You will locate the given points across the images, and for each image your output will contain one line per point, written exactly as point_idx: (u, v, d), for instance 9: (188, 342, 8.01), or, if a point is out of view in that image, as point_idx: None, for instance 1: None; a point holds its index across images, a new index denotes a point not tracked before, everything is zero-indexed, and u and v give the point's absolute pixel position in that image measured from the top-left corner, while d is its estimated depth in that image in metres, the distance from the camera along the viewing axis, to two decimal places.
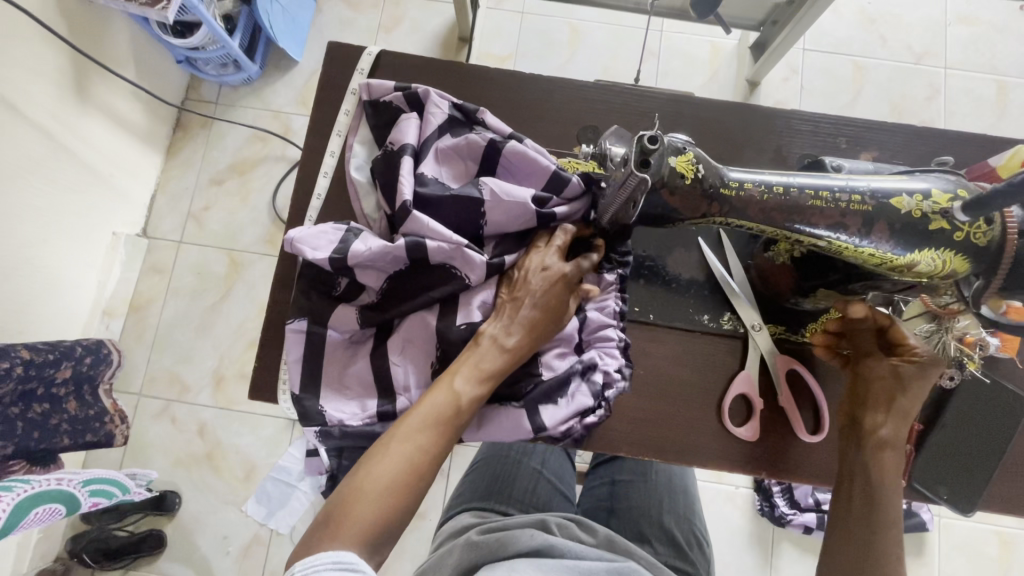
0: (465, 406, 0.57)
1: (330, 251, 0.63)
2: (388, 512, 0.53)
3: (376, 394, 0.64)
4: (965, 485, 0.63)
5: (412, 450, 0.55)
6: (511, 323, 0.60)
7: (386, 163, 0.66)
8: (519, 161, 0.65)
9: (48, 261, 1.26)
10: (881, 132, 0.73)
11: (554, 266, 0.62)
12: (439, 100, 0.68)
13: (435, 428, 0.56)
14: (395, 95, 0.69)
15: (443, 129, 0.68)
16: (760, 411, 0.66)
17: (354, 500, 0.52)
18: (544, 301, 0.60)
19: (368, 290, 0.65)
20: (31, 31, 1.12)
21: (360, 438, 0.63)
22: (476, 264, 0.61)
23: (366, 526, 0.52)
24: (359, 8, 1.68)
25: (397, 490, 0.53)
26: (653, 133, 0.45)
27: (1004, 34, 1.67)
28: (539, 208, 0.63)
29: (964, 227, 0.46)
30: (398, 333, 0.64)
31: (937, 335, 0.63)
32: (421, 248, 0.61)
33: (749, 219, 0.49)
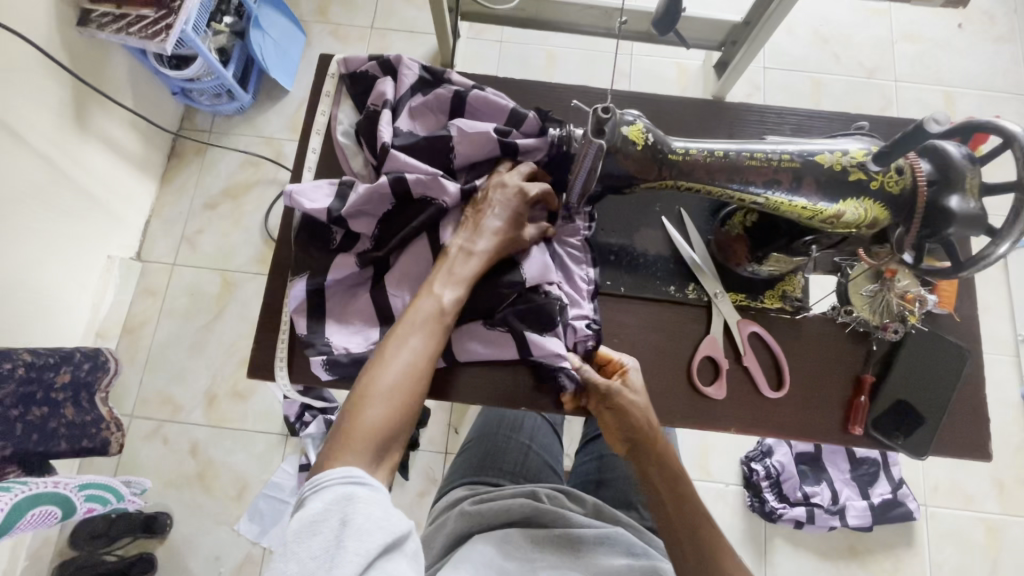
0: (448, 308, 0.63)
1: (327, 203, 0.69)
2: (393, 413, 0.56)
3: (378, 324, 0.70)
4: (917, 429, 0.69)
5: (407, 354, 0.59)
6: (483, 233, 0.65)
7: (367, 120, 0.73)
8: (482, 106, 0.73)
9: (45, 282, 1.30)
10: (820, 120, 0.81)
11: (512, 183, 0.67)
12: (410, 63, 0.75)
13: (420, 328, 0.61)
14: (370, 63, 0.77)
15: (415, 90, 0.75)
16: (726, 372, 0.71)
17: (360, 406, 0.55)
18: (510, 210, 0.66)
19: (363, 236, 0.70)
20: (36, 62, 1.19)
21: (368, 361, 0.68)
22: (451, 190, 0.68)
23: (375, 427, 0.55)
24: (347, 41, 1.79)
25: (397, 391, 0.57)
26: (606, 106, 0.52)
27: (945, 50, 1.81)
28: (501, 137, 0.70)
29: (878, 177, 0.53)
30: (394, 268, 0.69)
31: (881, 295, 0.69)
32: (402, 181, 0.67)
33: (695, 180, 0.55)
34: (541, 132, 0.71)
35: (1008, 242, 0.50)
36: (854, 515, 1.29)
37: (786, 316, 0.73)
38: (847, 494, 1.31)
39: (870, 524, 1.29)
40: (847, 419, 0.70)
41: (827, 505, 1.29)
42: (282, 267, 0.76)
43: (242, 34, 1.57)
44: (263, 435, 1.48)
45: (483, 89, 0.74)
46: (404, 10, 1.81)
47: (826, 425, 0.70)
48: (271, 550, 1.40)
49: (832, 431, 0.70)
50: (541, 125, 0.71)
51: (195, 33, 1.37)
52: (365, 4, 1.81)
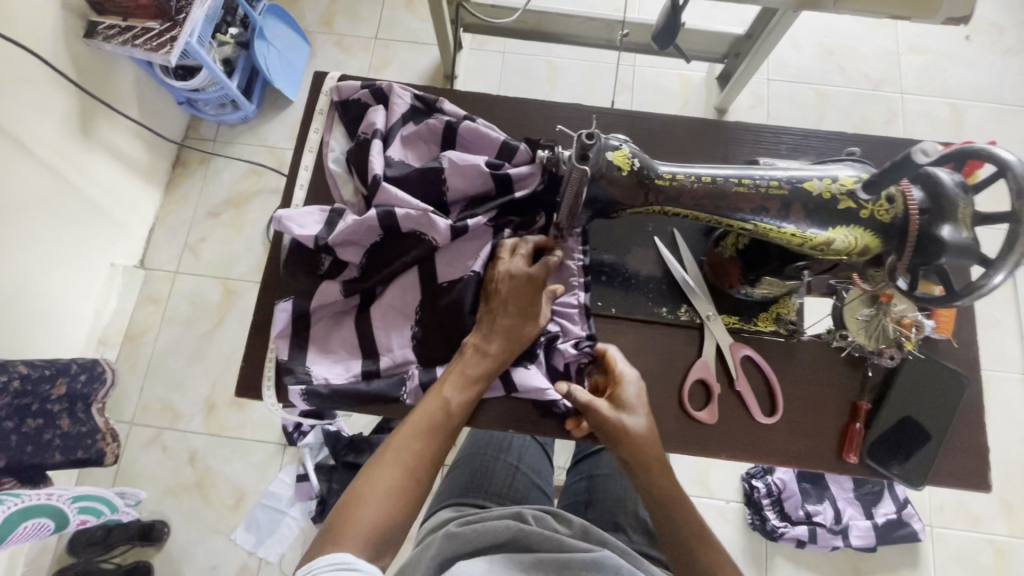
0: (454, 410, 0.64)
1: (317, 229, 0.70)
2: (387, 515, 0.57)
3: (360, 356, 0.70)
4: (912, 458, 0.67)
5: (407, 457, 0.61)
6: (491, 331, 0.65)
7: (359, 149, 0.73)
8: (474, 137, 0.74)
9: (47, 290, 1.31)
10: (817, 138, 0.80)
11: (520, 271, 0.66)
12: (402, 92, 0.76)
13: (427, 431, 0.62)
14: (362, 92, 0.77)
15: (407, 118, 0.76)
16: (718, 396, 0.70)
17: (356, 503, 0.57)
18: (513, 301, 0.66)
19: (351, 265, 0.71)
20: (43, 75, 1.21)
21: (347, 395, 0.68)
22: (441, 228, 0.67)
23: (368, 526, 0.56)
24: (350, 52, 1.80)
25: (395, 493, 0.59)
26: (591, 130, 0.51)
27: (952, 61, 1.80)
28: (493, 170, 0.70)
29: (868, 205, 0.52)
30: (382, 300, 0.70)
31: (876, 320, 0.68)
32: (392, 216, 0.67)
33: (682, 205, 0.55)
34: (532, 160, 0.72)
35: (1003, 271, 0.49)
36: (857, 535, 1.26)
37: (780, 338, 0.72)
38: (850, 513, 1.28)
39: (874, 545, 1.27)
40: (841, 446, 0.69)
41: (829, 525, 1.26)
42: (273, 285, 0.76)
43: (247, 46, 1.58)
44: (261, 444, 1.48)
45: (474, 120, 0.75)
46: (407, 21, 1.82)
47: (819, 452, 0.69)
48: (267, 561, 1.40)
49: (826, 458, 0.69)
50: (530, 157, 0.72)
51: (199, 46, 1.39)
52: (369, 15, 1.83)
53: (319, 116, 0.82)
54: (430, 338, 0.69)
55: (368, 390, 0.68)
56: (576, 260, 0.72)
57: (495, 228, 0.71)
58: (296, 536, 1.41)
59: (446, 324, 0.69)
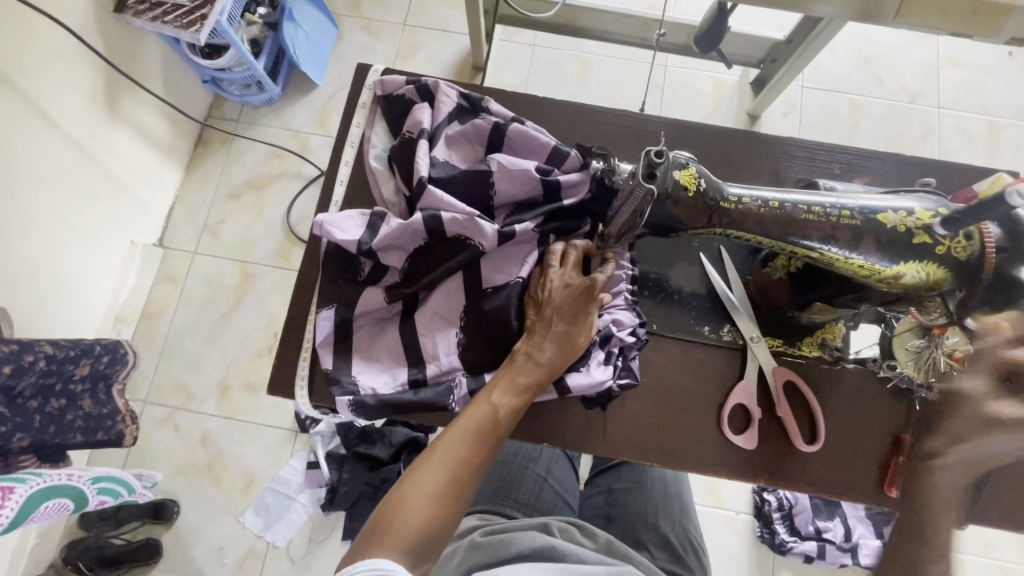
0: (502, 417, 0.62)
1: (359, 234, 0.69)
2: (433, 519, 0.56)
3: (405, 364, 0.69)
4: (955, 496, 0.65)
5: (454, 461, 0.59)
6: (542, 338, 0.64)
7: (403, 149, 0.72)
8: (522, 140, 0.72)
9: (68, 265, 1.30)
10: (873, 159, 0.77)
11: (575, 281, 0.66)
12: (448, 90, 0.74)
13: (476, 435, 0.61)
14: (407, 87, 0.75)
15: (452, 117, 0.74)
16: (759, 421, 0.69)
17: (401, 506, 0.56)
18: (568, 309, 0.65)
19: (392, 269, 0.70)
20: (72, 47, 1.19)
21: (393, 405, 0.66)
22: (488, 232, 0.65)
23: (414, 529, 0.55)
24: (378, 37, 1.77)
25: (441, 498, 0.57)
26: (660, 148, 0.49)
27: (993, 77, 1.74)
28: (543, 176, 0.69)
29: (944, 241, 0.50)
30: (426, 307, 0.69)
31: (927, 352, 0.66)
32: (438, 220, 0.66)
33: (746, 229, 0.53)
34: (583, 167, 0.71)
35: None
36: (867, 554, 1.26)
37: (824, 365, 0.70)
38: (860, 532, 1.27)
39: None
40: (880, 478, 0.67)
41: (839, 542, 1.26)
42: (309, 282, 0.75)
43: (275, 27, 1.56)
44: (274, 429, 1.48)
45: (523, 124, 0.73)
46: (438, 8, 1.79)
47: (859, 483, 0.67)
48: (274, 545, 1.41)
49: (865, 489, 0.67)
50: (580, 167, 0.71)
51: (229, 24, 1.36)
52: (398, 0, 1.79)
53: (361, 109, 0.80)
54: (476, 346, 0.68)
55: (416, 400, 0.66)
56: (625, 272, 0.70)
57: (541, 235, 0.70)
58: (305, 523, 1.42)
59: (490, 329, 0.68)
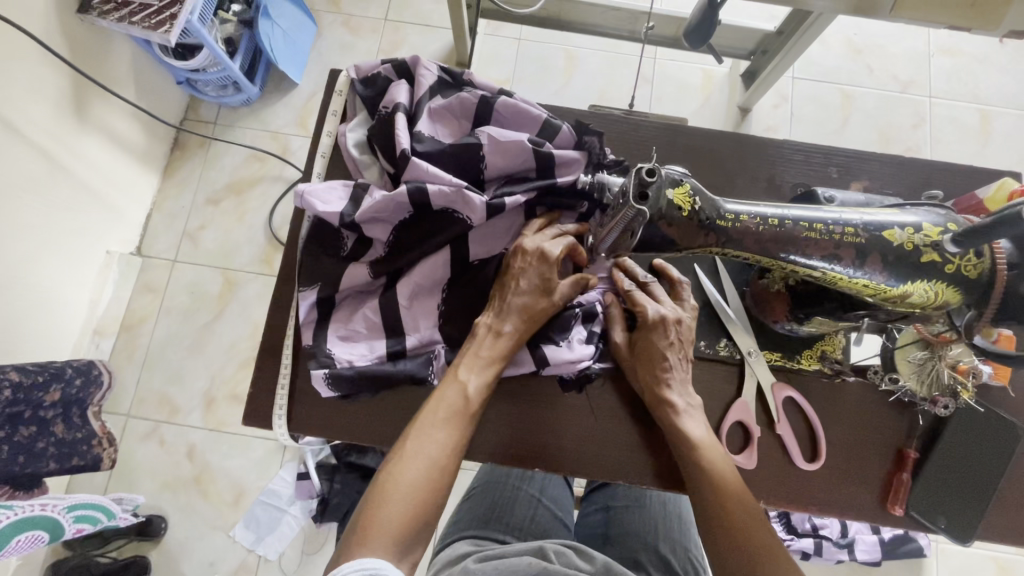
0: (473, 395, 0.60)
1: (341, 206, 0.65)
2: (417, 510, 0.54)
3: (384, 335, 0.65)
4: (961, 511, 0.63)
5: (431, 448, 0.57)
6: (506, 311, 0.63)
7: (382, 126, 0.67)
8: (511, 113, 0.68)
9: (40, 280, 1.25)
10: (869, 161, 0.74)
11: (538, 248, 0.63)
12: (427, 64, 0.70)
13: (447, 416, 0.59)
14: (384, 66, 0.72)
15: (434, 91, 0.70)
16: (758, 439, 0.66)
17: (380, 502, 0.53)
18: (538, 279, 0.63)
19: (377, 243, 0.66)
20: (35, 53, 1.13)
21: (371, 376, 0.64)
22: (477, 206, 0.62)
23: (397, 526, 0.52)
24: (358, 33, 1.71)
25: (421, 488, 0.55)
26: (651, 165, 0.46)
27: (985, 65, 1.72)
28: (535, 147, 0.65)
29: (955, 260, 0.47)
30: (409, 278, 0.65)
31: (930, 364, 0.64)
32: (424, 192, 0.62)
33: (745, 248, 0.49)
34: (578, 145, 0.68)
35: None
36: (864, 549, 1.27)
37: (823, 378, 0.68)
38: (856, 528, 1.28)
39: (879, 559, 1.27)
40: (885, 496, 0.65)
41: (835, 539, 1.26)
42: (286, 299, 0.71)
43: (250, 25, 1.50)
44: (262, 441, 1.45)
45: (510, 95, 0.69)
46: (419, 2, 1.73)
47: (864, 503, 0.65)
48: (267, 559, 1.38)
49: (870, 508, 0.65)
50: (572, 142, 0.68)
51: (201, 24, 1.30)
52: None
53: (335, 116, 0.76)
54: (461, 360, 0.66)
55: (394, 370, 0.64)
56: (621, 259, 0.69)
57: (530, 209, 0.68)
58: (297, 535, 1.38)
59: None
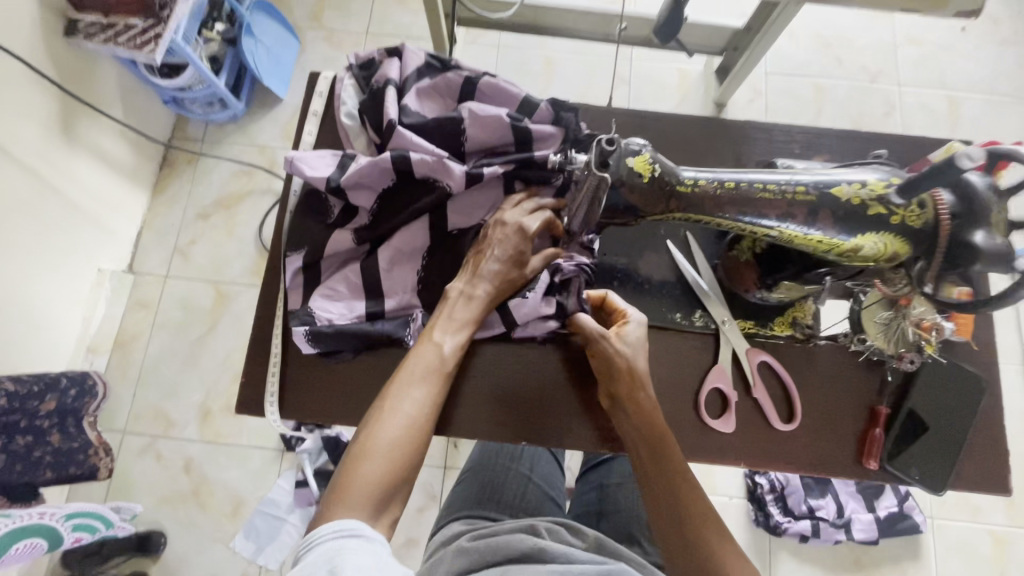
0: (448, 357, 0.62)
1: (328, 172, 0.67)
2: (395, 468, 0.56)
3: (364, 296, 0.68)
4: (932, 463, 0.66)
5: (407, 407, 0.58)
6: (479, 276, 0.64)
7: (371, 99, 0.71)
8: (493, 93, 0.72)
9: (33, 299, 1.27)
10: (828, 137, 0.78)
11: (514, 221, 0.64)
12: (418, 50, 0.75)
13: (421, 378, 0.60)
14: (378, 51, 0.76)
15: (422, 71, 0.73)
16: (735, 404, 0.69)
17: (358, 459, 0.55)
18: (511, 251, 0.64)
19: (361, 211, 0.69)
20: (23, 75, 1.16)
21: (351, 335, 0.66)
22: (456, 173, 0.66)
23: (374, 483, 0.54)
24: (341, 47, 1.75)
25: (399, 447, 0.56)
26: (611, 136, 0.49)
27: (949, 53, 1.78)
28: (513, 121, 0.68)
29: (899, 211, 0.50)
30: (391, 245, 0.68)
31: (895, 324, 0.66)
32: (407, 159, 0.65)
33: (705, 212, 0.53)
34: (556, 119, 0.70)
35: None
36: (861, 529, 1.29)
37: (795, 343, 0.71)
38: (852, 507, 1.31)
39: (876, 538, 1.29)
40: (860, 453, 0.67)
41: (832, 519, 1.29)
42: (274, 291, 0.73)
43: (234, 42, 1.53)
44: (259, 450, 1.45)
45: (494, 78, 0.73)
46: (399, 15, 1.78)
47: (839, 460, 0.68)
48: (267, 568, 1.37)
49: (846, 464, 0.68)
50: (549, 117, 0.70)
51: (185, 42, 1.34)
52: (360, 9, 1.78)
53: (315, 115, 0.79)
54: None
55: (374, 330, 0.67)
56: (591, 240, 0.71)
57: (507, 181, 0.69)
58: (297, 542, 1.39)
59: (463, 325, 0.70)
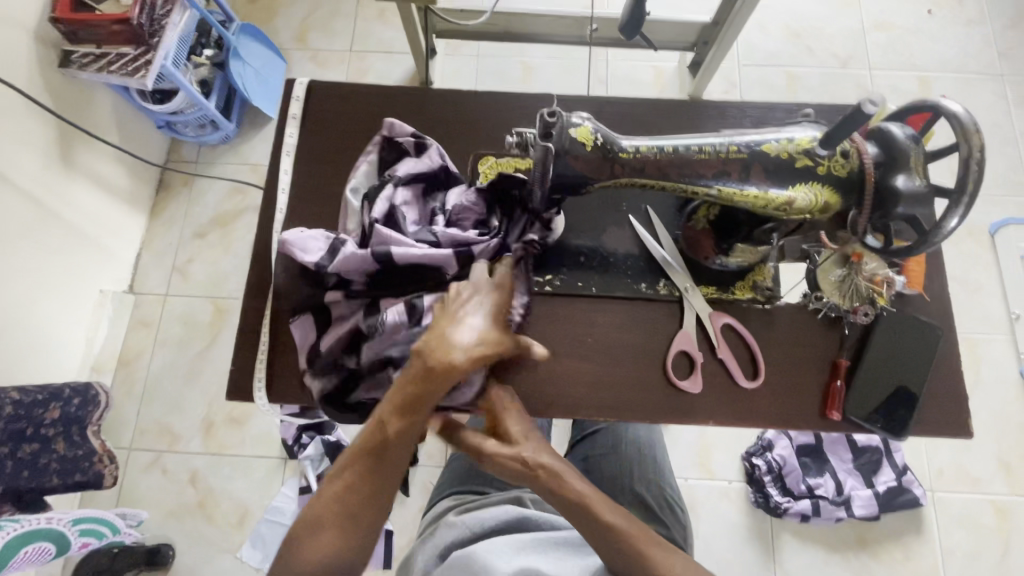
0: (417, 417, 0.61)
1: (319, 255, 0.69)
2: (348, 529, 0.59)
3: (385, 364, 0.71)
4: (893, 408, 0.69)
5: (366, 470, 0.60)
6: (453, 333, 0.63)
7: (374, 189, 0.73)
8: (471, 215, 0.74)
9: (38, 320, 1.31)
10: (779, 110, 0.81)
11: (485, 284, 0.66)
12: (437, 155, 0.75)
13: (377, 460, 0.60)
14: (407, 138, 0.76)
15: (426, 177, 0.75)
16: (701, 364, 0.72)
17: (315, 518, 0.59)
18: (489, 308, 0.65)
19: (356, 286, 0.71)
20: (22, 106, 1.22)
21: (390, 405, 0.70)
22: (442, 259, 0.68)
23: (328, 545, 0.58)
24: (326, 66, 1.82)
25: (353, 510, 0.59)
26: (552, 109, 0.54)
27: (918, 36, 1.79)
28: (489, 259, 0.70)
29: (824, 162, 0.54)
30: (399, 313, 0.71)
31: (850, 279, 0.70)
32: (389, 256, 0.68)
33: (648, 176, 0.57)
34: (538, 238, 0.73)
35: (958, 214, 0.51)
36: (861, 505, 1.27)
37: (757, 305, 0.74)
38: (851, 484, 1.29)
39: (877, 514, 1.28)
40: (823, 404, 0.70)
41: (832, 497, 1.28)
42: (261, 288, 0.77)
43: (222, 66, 1.60)
44: (262, 460, 1.48)
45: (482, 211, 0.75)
46: (380, 31, 1.84)
47: (804, 413, 0.71)
48: None
49: (810, 417, 0.70)
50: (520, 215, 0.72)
51: (175, 67, 1.40)
52: (342, 28, 1.84)
53: (294, 121, 0.83)
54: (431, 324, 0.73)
55: None
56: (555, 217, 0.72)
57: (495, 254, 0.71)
58: None
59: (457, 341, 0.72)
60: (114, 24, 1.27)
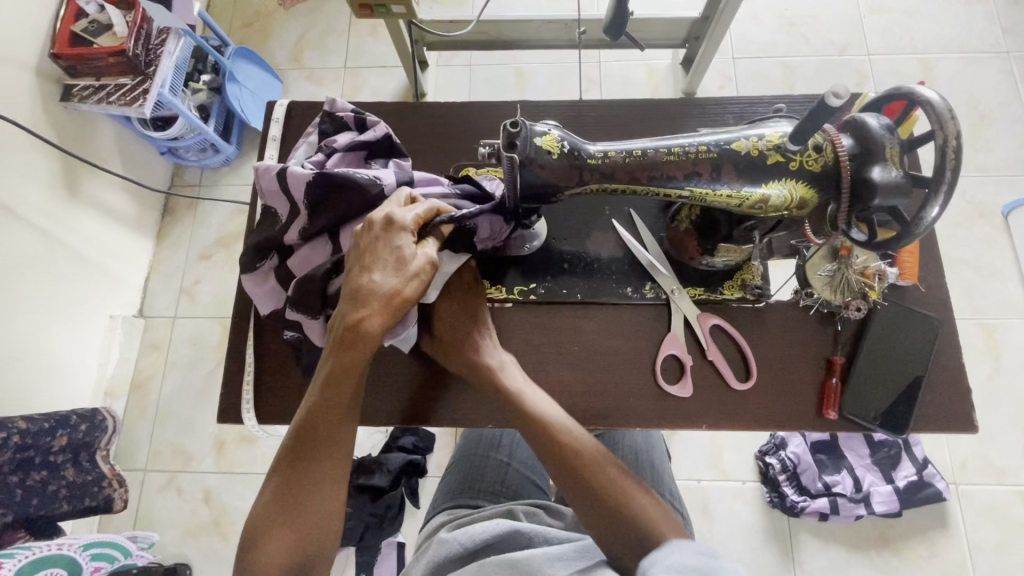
0: (341, 388, 0.61)
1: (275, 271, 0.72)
2: (296, 525, 0.57)
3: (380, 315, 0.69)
4: (892, 404, 0.67)
5: (307, 455, 0.59)
6: (360, 297, 0.62)
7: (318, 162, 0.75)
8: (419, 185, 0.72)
9: (48, 349, 1.34)
10: (762, 105, 0.80)
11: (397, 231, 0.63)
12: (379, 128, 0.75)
13: (313, 446, 0.60)
14: (348, 113, 0.76)
15: (364, 147, 0.74)
16: (691, 368, 0.71)
17: (266, 528, 0.57)
18: (402, 254, 0.62)
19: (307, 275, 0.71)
20: (26, 141, 1.26)
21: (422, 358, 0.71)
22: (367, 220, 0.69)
23: (281, 549, 0.56)
24: (321, 83, 1.84)
25: (292, 500, 0.58)
26: (515, 120, 0.53)
27: (916, 17, 1.75)
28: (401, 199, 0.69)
29: (796, 157, 0.53)
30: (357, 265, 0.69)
31: (840, 274, 0.68)
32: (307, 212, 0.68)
33: (617, 181, 0.57)
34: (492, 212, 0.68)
35: (939, 202, 0.49)
36: (880, 502, 1.23)
37: (747, 305, 0.72)
38: (870, 480, 1.26)
39: (899, 510, 1.23)
40: (820, 404, 0.69)
41: (850, 494, 1.24)
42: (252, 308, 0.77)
43: (218, 90, 1.62)
44: None
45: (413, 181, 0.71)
46: (372, 46, 1.86)
47: (801, 413, 0.69)
48: None
49: (807, 417, 0.69)
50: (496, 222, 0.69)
51: (172, 95, 1.43)
52: (334, 45, 1.86)
53: (276, 142, 0.84)
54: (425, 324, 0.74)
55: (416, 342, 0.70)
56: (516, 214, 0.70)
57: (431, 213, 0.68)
58: None
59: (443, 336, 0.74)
60: (110, 57, 1.29)
